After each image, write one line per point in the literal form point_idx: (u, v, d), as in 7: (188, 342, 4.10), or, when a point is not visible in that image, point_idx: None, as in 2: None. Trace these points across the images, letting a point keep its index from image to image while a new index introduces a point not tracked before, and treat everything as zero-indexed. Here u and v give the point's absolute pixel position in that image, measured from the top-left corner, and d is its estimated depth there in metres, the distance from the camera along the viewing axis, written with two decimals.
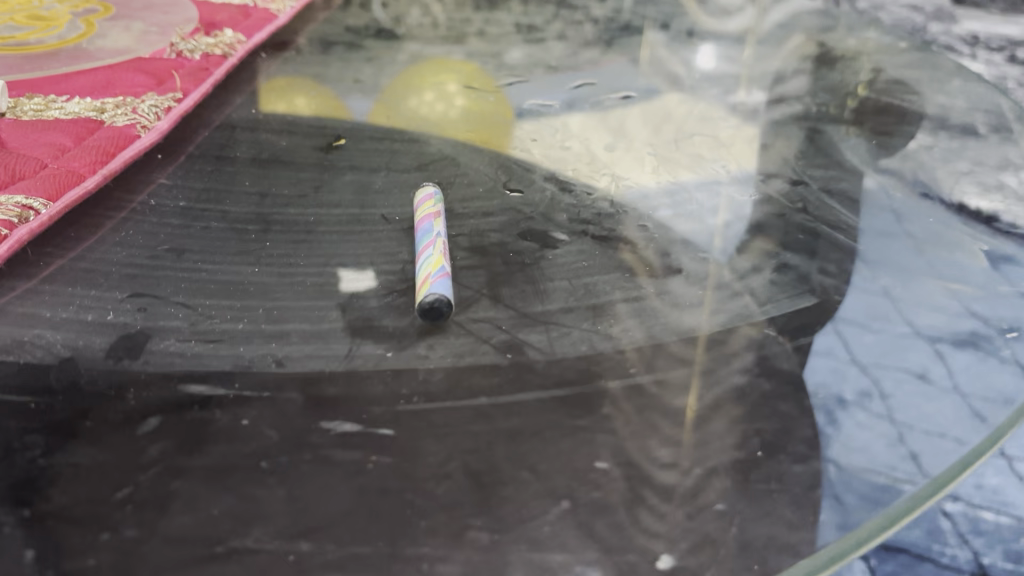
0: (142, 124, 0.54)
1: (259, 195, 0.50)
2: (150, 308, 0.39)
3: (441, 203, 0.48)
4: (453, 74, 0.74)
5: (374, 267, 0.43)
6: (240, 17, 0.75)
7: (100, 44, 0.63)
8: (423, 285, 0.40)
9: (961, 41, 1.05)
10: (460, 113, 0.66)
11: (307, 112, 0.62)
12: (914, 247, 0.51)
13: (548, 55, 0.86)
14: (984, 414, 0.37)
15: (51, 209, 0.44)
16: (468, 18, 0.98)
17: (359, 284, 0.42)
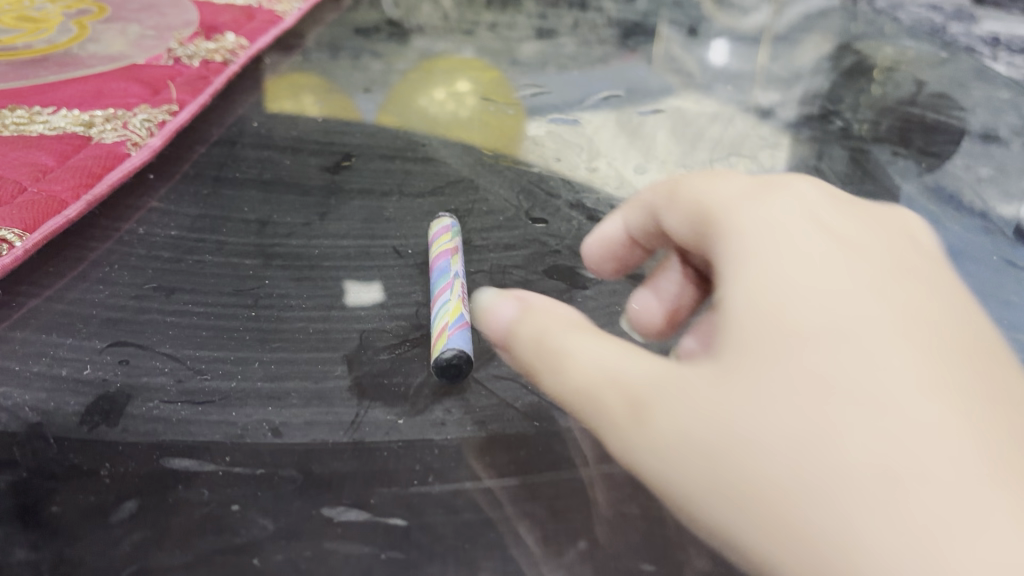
0: (133, 141, 0.49)
1: (259, 223, 0.45)
2: (132, 361, 0.35)
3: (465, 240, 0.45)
4: (466, 77, 0.69)
5: (382, 280, 0.41)
6: (243, 19, 0.70)
7: (92, 50, 0.59)
8: (439, 337, 0.36)
9: (982, 42, 0.85)
10: (472, 116, 0.62)
11: (318, 112, 0.59)
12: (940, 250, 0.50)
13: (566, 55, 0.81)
14: None
15: (27, 241, 0.40)
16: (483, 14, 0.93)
17: (365, 297, 0.40)
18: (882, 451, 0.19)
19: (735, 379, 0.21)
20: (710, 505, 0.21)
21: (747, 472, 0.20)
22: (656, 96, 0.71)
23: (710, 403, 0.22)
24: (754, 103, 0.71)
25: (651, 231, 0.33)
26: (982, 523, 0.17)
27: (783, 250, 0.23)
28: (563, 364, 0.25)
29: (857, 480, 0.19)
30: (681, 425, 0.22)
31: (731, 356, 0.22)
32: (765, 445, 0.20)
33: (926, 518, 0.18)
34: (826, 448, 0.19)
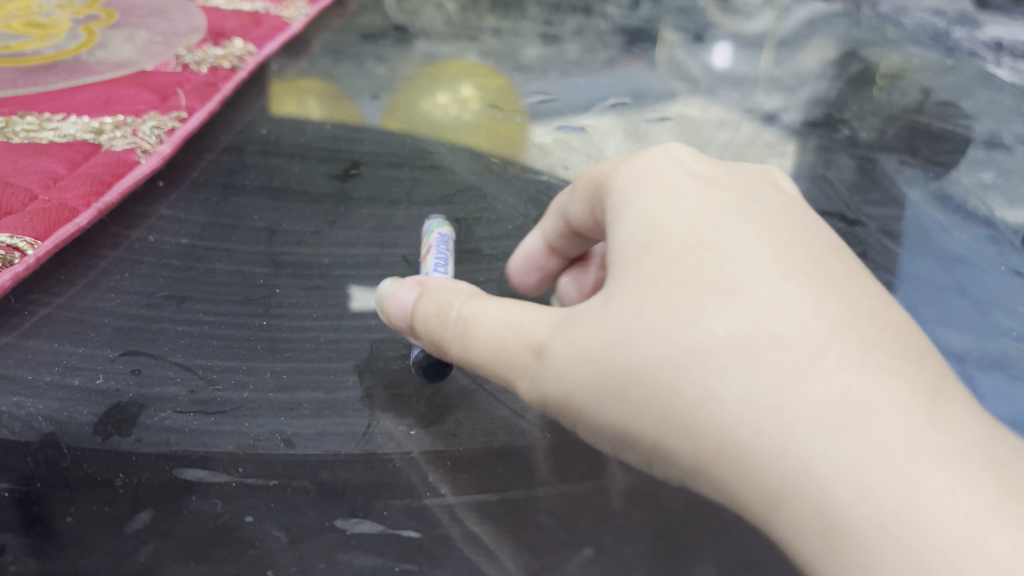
0: (143, 148, 0.49)
1: (269, 231, 0.45)
2: (144, 371, 0.35)
3: (447, 231, 0.44)
4: (473, 83, 0.69)
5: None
6: (251, 24, 0.70)
7: (101, 56, 0.59)
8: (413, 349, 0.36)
9: (987, 48, 0.85)
10: (474, 118, 0.62)
11: (319, 116, 0.59)
12: (950, 254, 0.51)
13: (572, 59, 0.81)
14: None
15: (39, 249, 0.40)
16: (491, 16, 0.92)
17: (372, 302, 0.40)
18: (741, 330, 0.24)
19: (624, 304, 0.27)
20: (625, 408, 0.26)
21: (644, 375, 0.25)
22: (661, 102, 0.71)
23: (608, 326, 0.27)
24: (760, 109, 0.71)
25: (566, 234, 0.38)
26: (827, 371, 0.23)
27: (656, 204, 0.29)
28: (469, 326, 0.31)
29: (726, 357, 0.24)
30: (585, 347, 0.27)
31: (621, 292, 0.27)
32: (654, 348, 0.25)
33: (784, 374, 0.23)
34: (697, 341, 0.25)
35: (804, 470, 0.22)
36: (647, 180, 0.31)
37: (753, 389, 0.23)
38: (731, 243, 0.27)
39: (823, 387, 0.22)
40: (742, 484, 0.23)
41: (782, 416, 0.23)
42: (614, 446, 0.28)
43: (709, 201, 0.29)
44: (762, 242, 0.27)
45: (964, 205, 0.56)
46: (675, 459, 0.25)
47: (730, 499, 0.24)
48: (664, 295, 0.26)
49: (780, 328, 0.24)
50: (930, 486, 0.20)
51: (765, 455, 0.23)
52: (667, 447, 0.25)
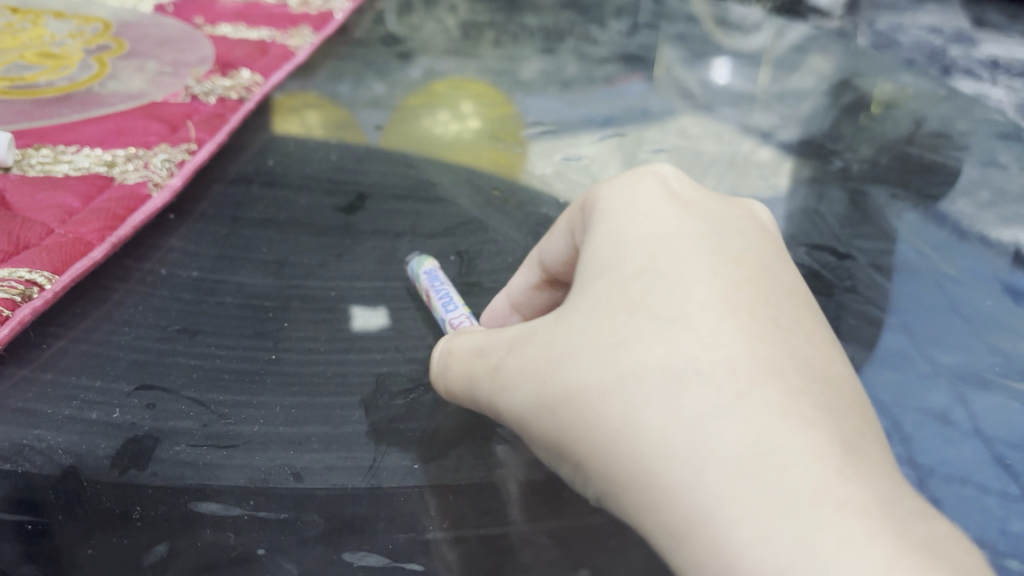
0: (154, 182, 0.51)
1: (277, 264, 0.47)
2: (158, 405, 0.36)
3: (433, 267, 0.45)
4: (474, 113, 0.71)
5: (387, 306, 0.44)
6: (257, 53, 0.71)
7: (112, 88, 0.60)
8: None
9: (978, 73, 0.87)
10: (473, 136, 0.66)
11: (320, 132, 0.63)
12: (942, 277, 0.53)
13: (572, 82, 0.82)
14: (1004, 458, 0.40)
15: (56, 284, 0.41)
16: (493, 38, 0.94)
17: (372, 322, 0.43)
18: (673, 366, 0.26)
19: (576, 331, 0.29)
20: (560, 427, 0.28)
21: (576, 396, 0.27)
22: (658, 129, 0.73)
23: (555, 349, 0.29)
24: (755, 138, 0.72)
25: (539, 287, 0.40)
26: (745, 414, 0.24)
27: (627, 233, 0.31)
28: (444, 354, 0.35)
29: (653, 390, 0.26)
30: (533, 364, 0.30)
31: (575, 320, 0.29)
32: (590, 374, 0.27)
33: (706, 412, 0.25)
34: (631, 371, 0.27)
35: (698, 503, 0.23)
36: (624, 202, 0.33)
37: (669, 421, 0.25)
38: (683, 278, 0.28)
39: (732, 428, 0.24)
40: (647, 508, 0.25)
41: (690, 449, 0.24)
42: (559, 465, 0.30)
43: (673, 233, 0.31)
44: (712, 277, 0.28)
45: (955, 231, 0.58)
46: (599, 481, 0.27)
47: (638, 524, 0.26)
48: (612, 326, 0.28)
49: (709, 367, 0.26)
50: (802, 530, 0.22)
51: (670, 487, 0.24)
52: (591, 468, 0.27)
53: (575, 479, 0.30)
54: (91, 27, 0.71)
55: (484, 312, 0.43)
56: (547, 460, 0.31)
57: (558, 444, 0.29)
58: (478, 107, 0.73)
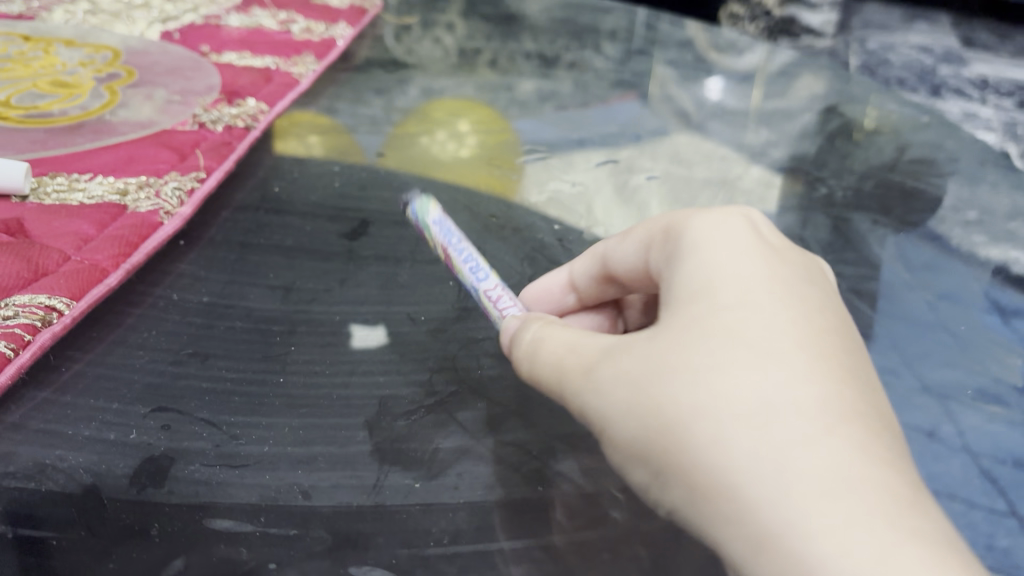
0: (165, 210, 0.53)
1: (284, 289, 0.49)
2: (174, 427, 0.38)
3: (438, 215, 0.45)
4: (471, 133, 0.75)
5: (386, 324, 0.47)
6: (261, 81, 0.73)
7: (123, 117, 0.63)
8: None
9: None
10: (470, 154, 0.70)
11: (320, 149, 0.66)
12: (925, 300, 0.56)
13: (568, 106, 0.85)
14: (991, 473, 0.42)
15: (74, 310, 0.43)
16: (490, 60, 0.96)
17: (371, 340, 0.45)
18: (764, 393, 0.29)
19: (672, 347, 0.31)
20: (647, 429, 0.30)
21: (666, 409, 0.30)
22: (650, 153, 0.75)
23: (648, 363, 0.31)
24: (743, 163, 0.75)
25: (597, 277, 0.45)
26: (830, 444, 0.27)
27: (715, 266, 0.34)
28: (527, 344, 0.37)
29: (745, 410, 0.28)
30: (623, 375, 0.32)
31: (668, 340, 0.32)
32: (683, 388, 0.30)
33: (794, 437, 0.27)
34: (723, 391, 0.29)
35: (783, 518, 0.26)
36: (714, 236, 0.35)
37: (760, 440, 0.27)
38: (773, 319, 0.31)
39: (820, 457, 0.27)
40: (726, 512, 0.28)
41: (779, 468, 0.27)
42: (630, 468, 0.32)
43: (763, 273, 0.33)
44: (798, 321, 0.31)
45: (935, 256, 0.61)
46: (677, 481, 0.30)
47: (712, 525, 0.28)
48: (709, 347, 0.31)
49: (798, 399, 0.28)
50: (881, 547, 0.24)
51: (756, 499, 0.27)
52: (674, 470, 0.29)
53: (643, 480, 0.32)
54: (100, 55, 0.73)
55: (534, 284, 0.47)
56: (618, 462, 0.34)
57: (639, 451, 0.31)
58: (478, 131, 0.75)
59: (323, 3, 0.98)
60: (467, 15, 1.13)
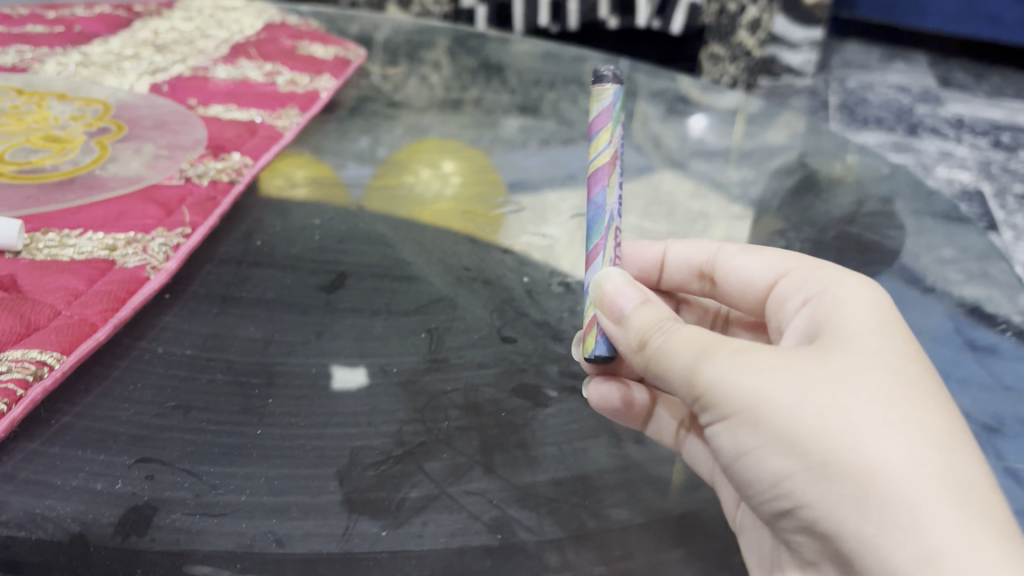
0: (152, 265, 0.55)
1: (263, 341, 0.51)
2: (157, 477, 0.41)
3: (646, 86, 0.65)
4: (454, 171, 0.81)
5: (365, 365, 0.50)
6: (247, 134, 0.76)
7: (113, 172, 0.65)
8: (591, 333, 0.48)
9: None
10: (453, 191, 0.76)
11: (303, 195, 0.72)
12: None
13: (543, 154, 0.88)
14: None
15: (64, 364, 0.46)
16: (470, 106, 0.99)
17: (352, 381, 0.49)
18: (924, 427, 0.35)
19: (841, 368, 0.37)
20: (814, 425, 0.35)
21: (840, 409, 0.35)
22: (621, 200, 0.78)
23: (816, 370, 0.37)
24: (711, 213, 0.77)
25: (688, 264, 0.58)
26: (976, 488, 0.34)
27: (866, 322, 0.41)
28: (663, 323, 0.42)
29: (914, 435, 0.35)
30: (790, 369, 0.37)
31: (833, 363, 0.38)
32: (857, 401, 0.36)
33: (952, 474, 0.34)
34: (893, 416, 0.35)
35: (948, 528, 0.32)
36: (861, 299, 0.43)
37: (937, 472, 0.34)
38: (919, 373, 0.38)
39: (982, 502, 0.34)
40: (892, 511, 0.33)
41: (955, 499, 0.33)
42: (755, 449, 0.37)
43: (902, 336, 0.40)
44: (934, 381, 0.38)
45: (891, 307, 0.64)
46: (835, 477, 0.35)
47: (865, 523, 0.34)
48: (876, 378, 0.37)
49: (950, 442, 0.35)
50: None
51: (923, 506, 0.33)
52: (839, 466, 0.35)
53: (765, 467, 0.37)
54: (91, 109, 0.76)
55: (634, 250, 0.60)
56: (733, 448, 0.38)
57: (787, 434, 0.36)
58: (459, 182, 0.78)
59: (308, 54, 1.02)
60: (450, 62, 1.16)
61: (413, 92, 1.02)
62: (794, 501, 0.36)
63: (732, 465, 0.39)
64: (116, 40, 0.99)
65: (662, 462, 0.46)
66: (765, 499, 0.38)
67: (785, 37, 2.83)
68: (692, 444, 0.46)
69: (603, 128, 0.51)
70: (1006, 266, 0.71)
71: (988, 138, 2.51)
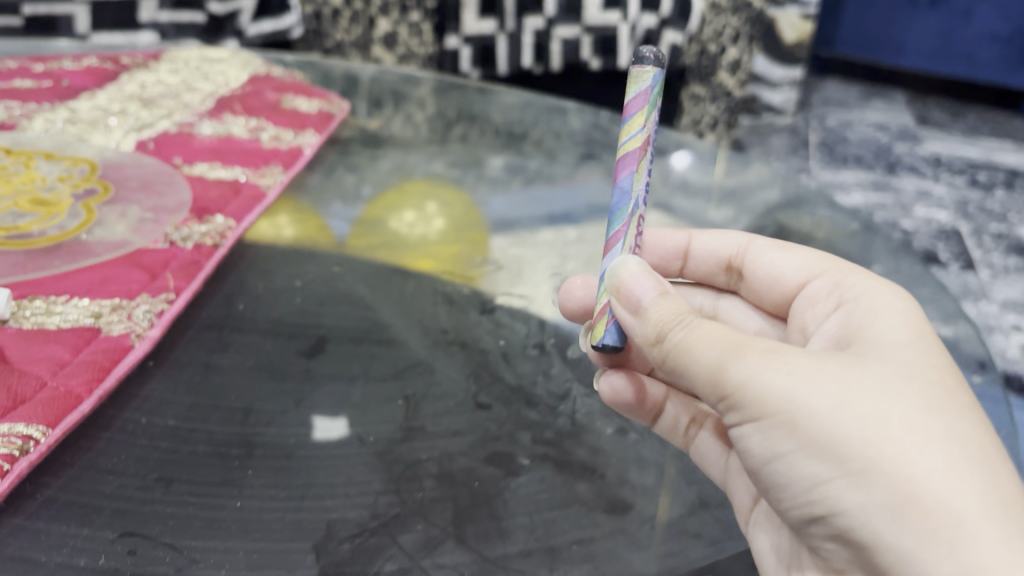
0: (136, 333, 0.57)
1: (243, 411, 0.53)
2: (140, 552, 0.42)
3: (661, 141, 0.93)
4: (437, 213, 0.86)
5: (345, 416, 0.54)
6: (230, 194, 0.78)
7: (100, 236, 0.67)
8: (602, 320, 0.53)
9: None
10: (437, 231, 0.82)
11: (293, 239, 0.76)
12: None
13: (522, 207, 0.89)
14: None
15: (50, 437, 0.47)
16: (451, 158, 1.01)
17: (331, 432, 0.52)
18: (954, 439, 0.40)
19: (875, 379, 0.42)
20: (850, 433, 0.40)
21: (875, 418, 0.40)
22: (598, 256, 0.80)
23: (850, 379, 0.42)
24: None
25: (715, 257, 0.67)
26: (1002, 496, 0.39)
27: (896, 339, 0.46)
28: (690, 321, 0.46)
29: (944, 447, 0.39)
30: (826, 376, 0.41)
31: (866, 374, 0.42)
32: (891, 412, 0.40)
33: (979, 485, 0.39)
34: (925, 429, 0.40)
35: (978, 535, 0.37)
36: (894, 317, 0.48)
37: (968, 480, 0.39)
38: (946, 386, 0.43)
39: (1011, 511, 0.38)
40: (926, 517, 0.38)
41: (984, 508, 0.38)
42: (791, 452, 0.42)
43: (929, 351, 0.45)
44: (961, 391, 0.43)
45: None
46: (872, 482, 0.39)
47: (901, 527, 0.38)
48: (907, 391, 0.42)
49: (977, 455, 0.40)
50: None
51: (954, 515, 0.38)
52: (876, 473, 0.39)
53: (801, 469, 0.42)
54: (78, 169, 0.78)
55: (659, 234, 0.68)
56: (767, 450, 0.43)
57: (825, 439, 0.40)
58: (441, 230, 0.82)
59: (292, 107, 1.04)
60: (433, 109, 1.18)
61: (395, 143, 1.04)
62: (828, 507, 0.41)
63: (766, 467, 0.44)
64: (103, 94, 1.01)
65: (630, 529, 0.48)
66: (800, 500, 0.42)
67: (765, 76, 2.88)
68: (706, 444, 0.54)
69: (639, 110, 0.53)
70: (967, 326, 0.73)
71: (965, 176, 2.54)
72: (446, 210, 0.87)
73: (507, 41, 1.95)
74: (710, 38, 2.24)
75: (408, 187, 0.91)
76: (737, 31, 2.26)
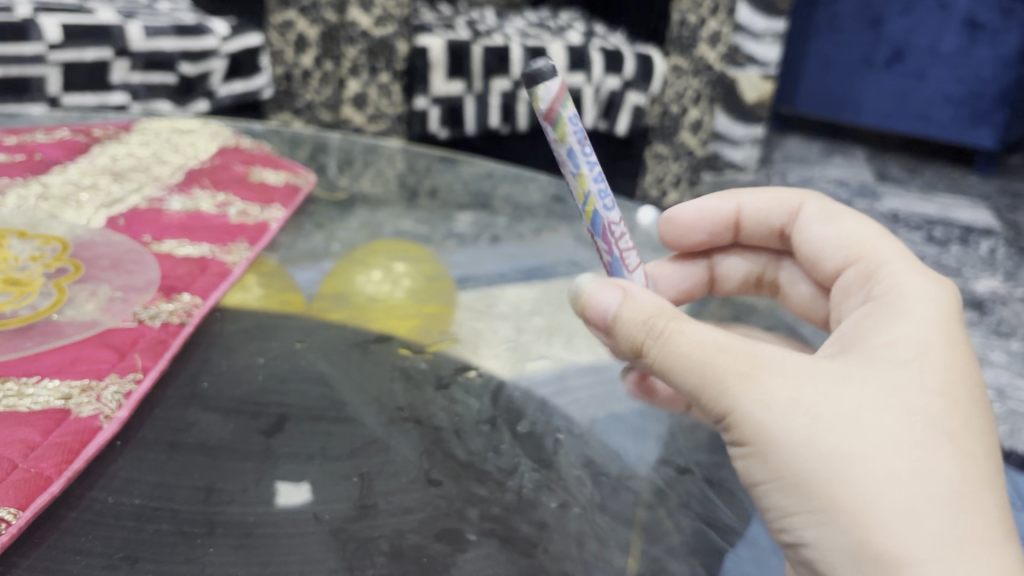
0: (105, 414, 0.60)
1: (206, 489, 0.56)
2: None
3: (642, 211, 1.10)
4: (403, 273, 0.90)
5: (308, 481, 0.58)
6: (197, 271, 0.81)
7: (70, 316, 0.70)
8: None
9: None
10: (399, 292, 0.86)
11: (260, 306, 0.81)
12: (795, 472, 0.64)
13: (481, 272, 0.93)
14: None
15: (20, 519, 0.50)
16: (412, 223, 1.05)
17: (293, 498, 0.56)
18: (919, 481, 0.43)
19: (857, 406, 0.45)
20: (816, 472, 0.44)
21: (841, 457, 0.44)
22: (553, 325, 0.84)
23: (830, 408, 0.45)
24: None
25: (764, 224, 0.75)
26: (958, 543, 0.42)
27: (904, 355, 0.49)
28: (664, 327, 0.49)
29: (907, 490, 0.43)
30: (803, 407, 0.45)
31: (849, 401, 0.46)
32: (860, 450, 0.44)
33: (933, 532, 0.42)
34: (889, 470, 0.43)
35: None
36: (909, 326, 0.51)
37: (922, 528, 0.42)
38: (935, 412, 0.46)
39: (965, 558, 0.42)
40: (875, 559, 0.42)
41: (933, 557, 0.42)
42: (766, 482, 0.47)
43: (933, 370, 0.48)
44: (952, 418, 0.46)
45: None
46: (832, 521, 0.44)
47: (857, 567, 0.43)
48: (887, 421, 0.45)
49: (942, 498, 0.43)
50: None
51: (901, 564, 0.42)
52: (837, 512, 0.44)
53: (775, 498, 0.47)
54: (50, 247, 0.81)
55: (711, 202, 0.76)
56: (748, 473, 0.48)
57: (794, 473, 0.45)
58: (407, 289, 0.87)
59: (260, 179, 1.07)
60: (397, 172, 1.22)
61: (359, 208, 1.07)
62: (797, 537, 0.46)
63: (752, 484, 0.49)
64: (74, 169, 1.04)
65: None
66: (776, 523, 0.48)
67: (727, 134, 2.94)
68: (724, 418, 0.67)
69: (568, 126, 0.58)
70: None
71: (921, 232, 2.61)
72: (409, 271, 0.91)
73: (475, 102, 1.98)
74: (673, 99, 2.34)
75: (373, 249, 0.95)
76: (699, 92, 2.32)
